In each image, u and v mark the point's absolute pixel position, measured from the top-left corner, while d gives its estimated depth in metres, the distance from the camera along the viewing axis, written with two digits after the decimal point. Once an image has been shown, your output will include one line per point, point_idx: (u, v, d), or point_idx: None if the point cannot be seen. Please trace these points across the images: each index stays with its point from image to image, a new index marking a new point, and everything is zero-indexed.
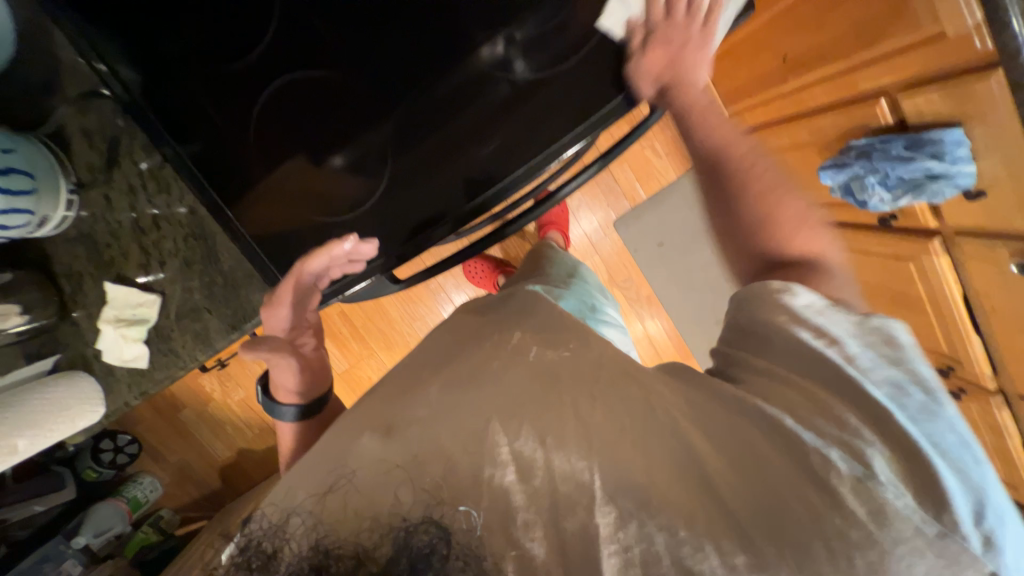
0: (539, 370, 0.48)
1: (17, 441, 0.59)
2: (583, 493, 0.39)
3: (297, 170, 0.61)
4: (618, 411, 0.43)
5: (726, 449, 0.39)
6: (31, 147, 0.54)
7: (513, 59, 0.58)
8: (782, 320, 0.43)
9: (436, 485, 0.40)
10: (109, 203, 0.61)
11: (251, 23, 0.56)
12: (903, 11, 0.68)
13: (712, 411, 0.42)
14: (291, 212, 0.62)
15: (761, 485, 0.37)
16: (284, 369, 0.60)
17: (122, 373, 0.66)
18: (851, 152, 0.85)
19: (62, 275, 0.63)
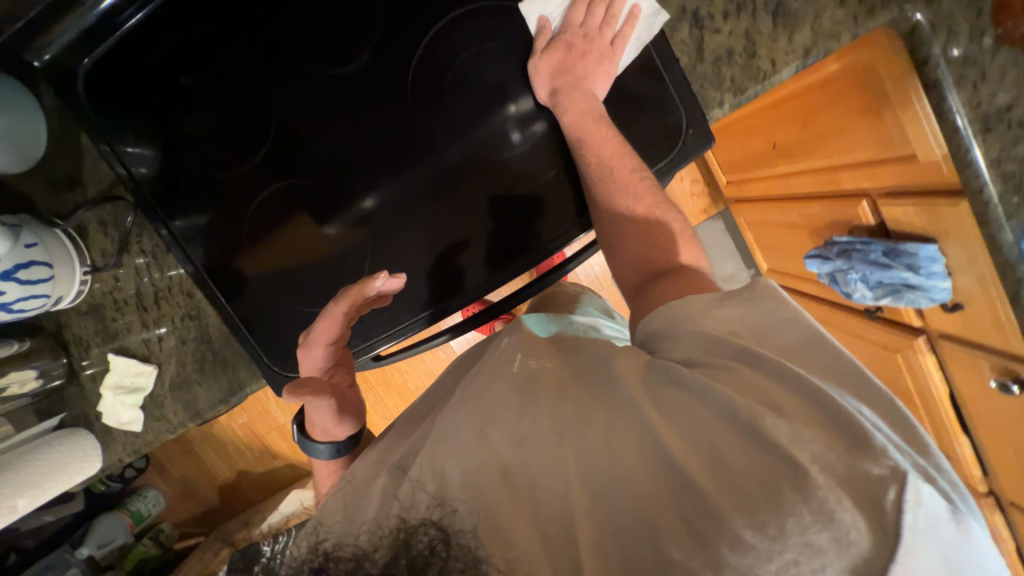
0: (517, 383, 0.48)
1: (24, 506, 0.64)
2: (558, 485, 0.40)
3: (304, 227, 0.70)
4: (586, 403, 0.45)
5: (691, 438, 0.39)
6: (54, 239, 0.61)
7: (509, 130, 0.65)
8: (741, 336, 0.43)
9: (438, 485, 0.41)
10: (118, 282, 0.68)
11: (263, 107, 0.63)
12: (879, 129, 0.69)
13: (682, 403, 0.41)
14: (293, 255, 0.69)
15: (736, 459, 0.37)
16: (322, 408, 0.58)
17: (118, 433, 0.73)
18: (833, 248, 0.86)
19: (71, 343, 0.70)
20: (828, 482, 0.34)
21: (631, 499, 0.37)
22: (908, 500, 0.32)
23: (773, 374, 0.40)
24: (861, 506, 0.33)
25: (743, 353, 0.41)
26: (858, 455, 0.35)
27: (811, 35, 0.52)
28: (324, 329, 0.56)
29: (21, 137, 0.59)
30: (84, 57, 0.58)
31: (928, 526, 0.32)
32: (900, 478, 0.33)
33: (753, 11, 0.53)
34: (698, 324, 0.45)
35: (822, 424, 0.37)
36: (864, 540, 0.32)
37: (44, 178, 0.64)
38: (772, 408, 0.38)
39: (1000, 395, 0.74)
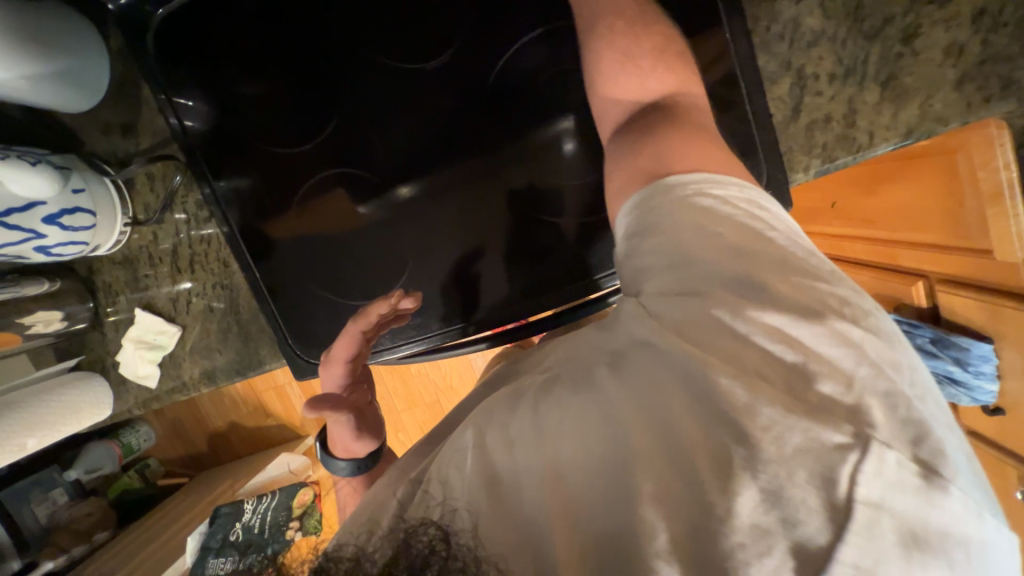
0: (516, 391, 0.45)
1: (31, 441, 0.65)
2: (530, 477, 0.36)
3: (337, 202, 0.67)
4: (567, 402, 0.39)
5: (656, 427, 0.35)
6: (101, 187, 0.59)
7: (565, 139, 0.63)
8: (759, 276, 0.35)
9: (443, 486, 0.39)
10: (156, 237, 0.67)
11: (329, 82, 0.61)
12: (956, 219, 0.66)
13: (661, 384, 0.35)
14: (320, 225, 0.67)
15: (690, 434, 0.33)
16: (342, 425, 0.56)
17: (132, 385, 0.72)
18: None
19: (100, 289, 0.70)
20: (784, 451, 0.30)
21: (601, 488, 0.34)
22: (866, 470, 0.29)
23: (740, 290, 0.35)
24: (815, 483, 0.30)
25: (740, 278, 0.35)
26: (823, 423, 0.30)
27: (918, 113, 0.49)
28: (342, 344, 0.55)
29: (82, 78, 0.57)
30: (157, 7, 0.55)
31: (889, 491, 0.29)
32: (862, 444, 0.30)
33: (862, 78, 0.50)
34: (676, 226, 0.38)
35: (785, 373, 0.33)
36: (817, 527, 0.29)
37: (96, 122, 0.63)
38: (739, 373, 0.33)
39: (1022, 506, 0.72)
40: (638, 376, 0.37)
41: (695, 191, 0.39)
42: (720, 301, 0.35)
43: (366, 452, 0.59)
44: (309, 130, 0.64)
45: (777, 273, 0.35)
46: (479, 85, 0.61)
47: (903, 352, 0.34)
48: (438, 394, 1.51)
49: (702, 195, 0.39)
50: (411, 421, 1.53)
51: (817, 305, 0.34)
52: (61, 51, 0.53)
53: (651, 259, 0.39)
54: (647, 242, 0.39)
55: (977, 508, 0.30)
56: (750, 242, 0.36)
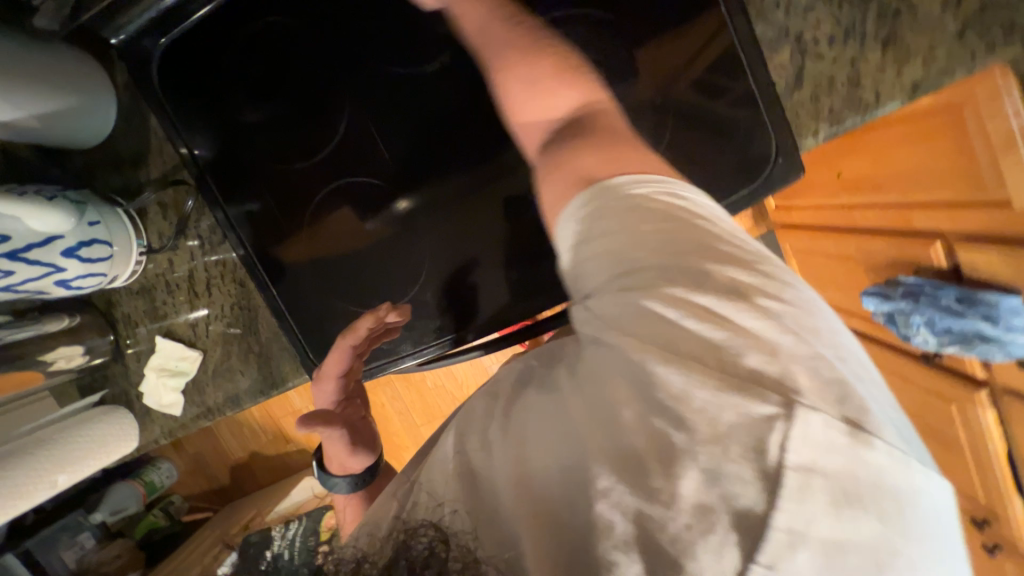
0: (495, 392, 0.44)
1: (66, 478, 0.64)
2: (504, 479, 0.36)
3: (342, 220, 0.66)
4: (529, 404, 0.39)
5: (603, 418, 0.35)
6: (115, 218, 0.60)
7: None
8: (700, 263, 0.35)
9: (438, 488, 0.39)
10: (172, 264, 0.67)
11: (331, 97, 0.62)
12: (968, 171, 0.66)
13: (605, 377, 0.35)
14: (325, 245, 0.67)
15: (632, 429, 0.33)
16: (335, 440, 0.56)
17: (157, 416, 0.72)
18: (898, 288, 0.82)
19: (120, 322, 0.70)
20: (716, 425, 0.31)
21: (563, 488, 0.34)
22: (794, 436, 0.29)
23: (666, 275, 0.35)
24: (747, 454, 0.30)
25: (678, 263, 0.35)
26: (749, 396, 0.31)
27: (924, 67, 0.49)
28: (334, 361, 0.55)
29: (97, 115, 0.59)
30: (163, 37, 0.58)
31: (815, 453, 0.29)
32: (787, 413, 0.30)
33: (862, 37, 0.50)
34: (608, 229, 0.37)
35: (715, 352, 0.32)
36: (753, 496, 0.30)
37: (109, 154, 0.64)
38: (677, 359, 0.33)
39: None
40: (586, 374, 0.37)
41: (622, 191, 0.38)
42: (649, 287, 0.35)
43: (362, 469, 0.58)
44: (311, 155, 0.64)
45: (709, 255, 0.35)
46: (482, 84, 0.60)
47: (823, 321, 0.35)
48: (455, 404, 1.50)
49: (626, 189, 0.38)
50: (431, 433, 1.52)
51: (734, 283, 0.34)
52: (73, 89, 0.55)
53: (589, 263, 0.39)
54: (584, 246, 0.39)
55: (905, 457, 0.30)
56: (675, 226, 0.36)
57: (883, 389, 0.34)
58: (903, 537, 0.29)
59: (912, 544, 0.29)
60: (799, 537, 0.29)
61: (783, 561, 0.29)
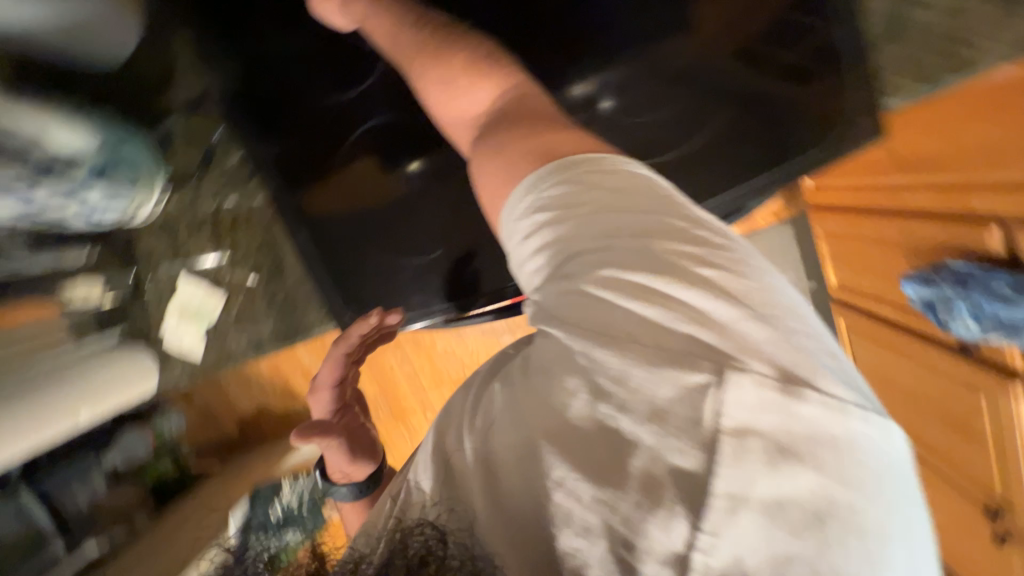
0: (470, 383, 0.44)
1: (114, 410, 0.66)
2: (469, 468, 0.36)
3: (364, 173, 0.66)
4: (492, 400, 0.38)
5: (540, 396, 0.35)
6: (139, 144, 0.57)
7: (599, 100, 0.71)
8: (630, 239, 0.36)
9: (436, 483, 0.36)
10: (196, 200, 0.64)
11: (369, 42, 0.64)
12: None
13: (548, 358, 0.36)
14: (347, 201, 0.66)
15: (579, 415, 0.33)
16: (334, 450, 0.57)
17: (176, 358, 0.70)
18: (942, 273, 0.79)
19: (140, 257, 0.67)
20: (653, 401, 0.31)
21: (516, 471, 0.33)
22: (727, 398, 0.30)
23: (600, 256, 0.36)
24: (680, 426, 0.30)
25: (610, 240, 0.36)
26: (680, 365, 0.31)
27: None
28: (327, 370, 0.56)
29: (118, 32, 0.55)
30: None
31: (748, 416, 0.29)
32: (719, 378, 0.30)
33: None
34: (544, 224, 0.39)
35: (651, 327, 0.33)
36: (685, 454, 0.30)
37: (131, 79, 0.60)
38: (612, 328, 0.34)
39: None
40: (534, 364, 0.37)
41: (546, 184, 0.40)
42: (588, 269, 0.36)
43: (363, 475, 0.59)
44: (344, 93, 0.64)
45: (643, 229, 0.36)
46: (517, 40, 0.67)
47: (761, 279, 0.35)
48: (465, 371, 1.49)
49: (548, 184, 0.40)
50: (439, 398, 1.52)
51: (661, 254, 0.35)
52: None
53: (533, 261, 0.40)
54: (523, 245, 0.41)
55: (841, 403, 0.30)
56: (603, 202, 0.38)
57: (821, 337, 0.34)
58: (841, 485, 0.28)
59: (853, 493, 0.28)
60: (740, 500, 0.28)
61: (724, 528, 0.28)
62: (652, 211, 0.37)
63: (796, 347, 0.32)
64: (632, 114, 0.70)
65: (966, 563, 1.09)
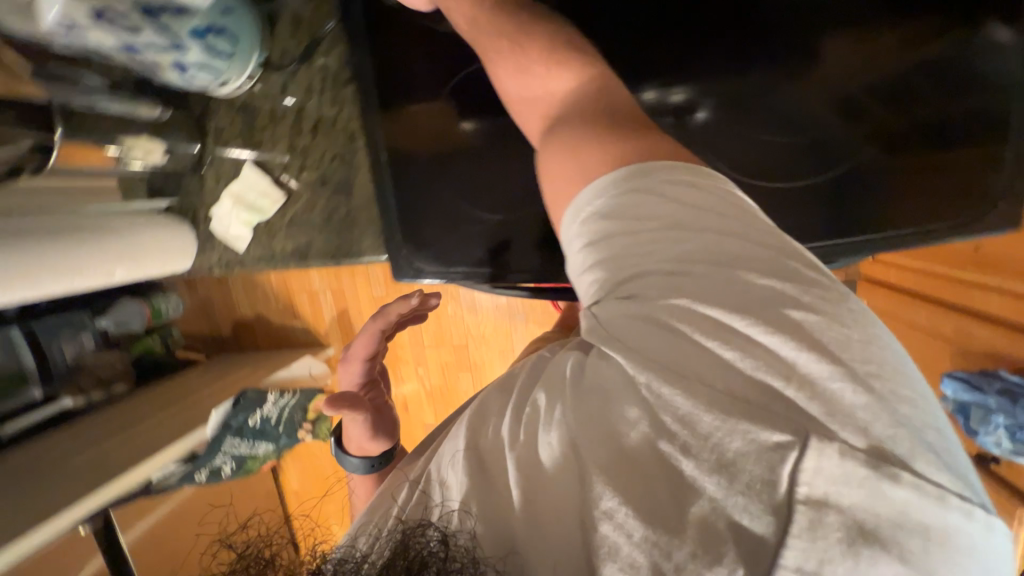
0: (507, 386, 0.44)
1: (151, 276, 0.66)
2: (502, 476, 0.36)
3: (434, 111, 0.60)
4: (532, 414, 0.38)
5: (595, 420, 0.33)
6: (245, 15, 0.54)
7: (695, 107, 0.61)
8: (715, 268, 0.32)
9: (451, 488, 0.37)
10: (283, 91, 0.61)
11: None
12: None
13: (603, 381, 0.35)
14: (417, 139, 0.60)
15: (631, 445, 0.32)
16: (356, 424, 0.57)
17: (217, 244, 0.69)
18: (992, 383, 0.78)
19: (210, 132, 0.65)
20: (720, 450, 0.29)
21: (559, 487, 0.33)
22: (805, 468, 0.27)
23: (676, 283, 0.32)
24: (756, 487, 0.28)
25: (692, 265, 0.32)
26: (761, 420, 0.29)
27: None
28: (363, 342, 0.61)
29: None
30: None
31: (828, 487, 0.27)
32: (802, 442, 0.28)
33: None
34: (613, 236, 0.35)
35: (725, 371, 0.30)
36: (755, 516, 0.28)
37: None
38: (683, 364, 0.31)
39: None
40: (581, 385, 0.36)
41: (620, 189, 0.35)
42: (654, 295, 0.33)
43: (380, 451, 0.58)
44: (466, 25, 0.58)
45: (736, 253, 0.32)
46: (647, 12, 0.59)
47: (861, 327, 0.31)
48: (468, 340, 1.49)
49: (603, 200, 0.36)
50: (435, 359, 1.52)
51: (749, 288, 0.31)
52: None
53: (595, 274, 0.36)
54: (585, 256, 0.37)
55: (940, 491, 0.27)
56: (679, 219, 0.33)
57: (924, 403, 0.30)
58: None
59: None
60: None
61: None
62: (727, 230, 0.33)
63: (892, 415, 0.28)
64: (741, 135, 0.61)
65: None
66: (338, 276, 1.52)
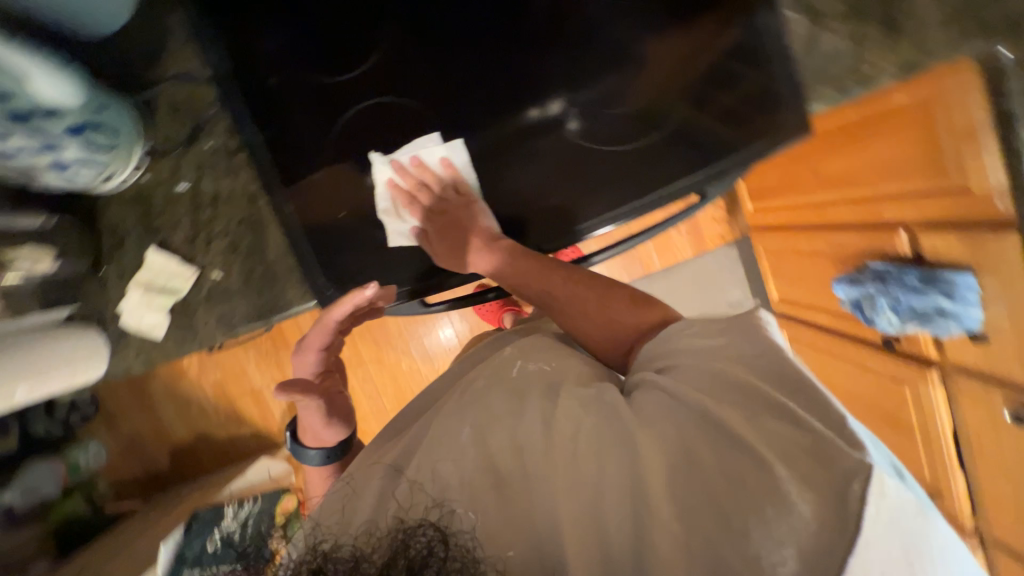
0: (515, 391, 0.55)
1: (63, 348, 0.61)
2: (535, 501, 0.44)
3: (345, 176, 0.66)
4: (596, 447, 0.46)
5: (669, 452, 0.44)
6: (122, 110, 0.56)
7: (568, 116, 0.68)
8: (772, 357, 0.49)
9: (442, 490, 0.45)
10: (175, 173, 0.63)
11: (361, 39, 0.62)
12: (933, 160, 0.76)
13: (684, 429, 0.45)
14: (327, 209, 0.65)
15: (703, 467, 0.42)
16: (311, 410, 0.66)
17: (132, 339, 0.65)
18: (867, 272, 0.92)
19: (105, 231, 0.64)
20: (783, 463, 0.40)
21: (627, 500, 0.42)
22: (873, 491, 0.37)
23: (756, 368, 0.48)
24: (825, 497, 0.38)
25: (773, 360, 0.48)
26: (827, 461, 0.40)
27: (912, 53, 0.57)
28: (316, 336, 0.67)
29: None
30: None
31: (884, 506, 0.37)
32: (866, 471, 0.38)
33: (866, 19, 0.58)
34: (706, 340, 0.53)
35: (782, 428, 0.43)
36: (807, 505, 0.38)
37: (114, 47, 0.60)
38: (751, 415, 0.44)
39: (1009, 426, 0.81)
40: (661, 422, 0.47)
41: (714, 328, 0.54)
42: (738, 375, 0.48)
43: (335, 442, 0.68)
44: (336, 85, 0.63)
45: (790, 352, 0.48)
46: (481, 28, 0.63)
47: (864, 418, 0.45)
48: None
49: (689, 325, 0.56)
50: None
51: (800, 382, 0.46)
52: None
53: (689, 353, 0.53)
54: (682, 343, 0.54)
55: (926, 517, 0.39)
56: (762, 349, 0.50)
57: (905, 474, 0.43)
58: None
59: None
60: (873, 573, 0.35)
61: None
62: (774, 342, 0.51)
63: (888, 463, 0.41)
64: (606, 120, 0.68)
65: None
66: (279, 365, 1.46)
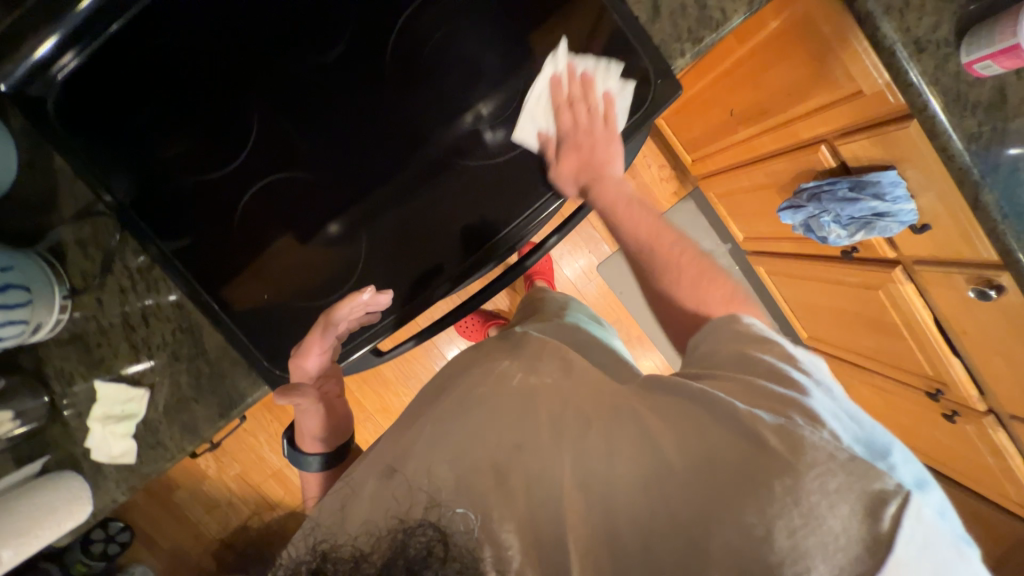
0: (523, 393, 0.50)
1: (43, 496, 0.61)
2: (544, 500, 0.43)
3: (286, 248, 0.65)
4: (609, 450, 0.44)
5: (688, 453, 0.41)
6: (28, 263, 0.59)
7: (481, 130, 0.65)
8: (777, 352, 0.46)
9: (438, 489, 0.43)
10: (101, 305, 0.65)
11: (237, 127, 0.61)
12: (822, 73, 0.77)
13: (702, 423, 0.42)
14: (276, 281, 0.65)
15: (718, 457, 0.39)
16: (309, 415, 0.66)
17: (110, 471, 0.67)
18: (803, 196, 0.92)
19: (52, 377, 0.66)
20: (811, 449, 0.36)
21: (641, 494, 0.41)
22: (908, 515, 0.33)
23: (780, 355, 0.45)
24: (859, 514, 0.34)
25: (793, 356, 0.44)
26: (864, 475, 0.35)
27: None
28: (316, 343, 0.63)
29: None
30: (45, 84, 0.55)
31: (919, 533, 0.33)
32: (905, 494, 0.34)
33: None
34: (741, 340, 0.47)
35: (807, 414, 0.39)
36: (842, 516, 0.34)
37: (15, 204, 0.63)
38: (783, 418, 0.39)
39: (976, 302, 0.81)
40: (680, 417, 0.43)
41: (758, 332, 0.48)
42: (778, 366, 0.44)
43: (334, 447, 0.68)
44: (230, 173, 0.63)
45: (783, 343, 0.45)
46: (354, 82, 0.61)
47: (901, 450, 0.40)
48: None
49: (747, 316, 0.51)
50: None
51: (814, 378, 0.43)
52: None
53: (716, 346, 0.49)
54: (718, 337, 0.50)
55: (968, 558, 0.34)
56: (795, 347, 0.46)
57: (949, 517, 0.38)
58: None
59: None
60: None
61: None
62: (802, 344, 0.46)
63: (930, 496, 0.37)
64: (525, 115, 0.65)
65: (935, 451, 1.17)
66: None
